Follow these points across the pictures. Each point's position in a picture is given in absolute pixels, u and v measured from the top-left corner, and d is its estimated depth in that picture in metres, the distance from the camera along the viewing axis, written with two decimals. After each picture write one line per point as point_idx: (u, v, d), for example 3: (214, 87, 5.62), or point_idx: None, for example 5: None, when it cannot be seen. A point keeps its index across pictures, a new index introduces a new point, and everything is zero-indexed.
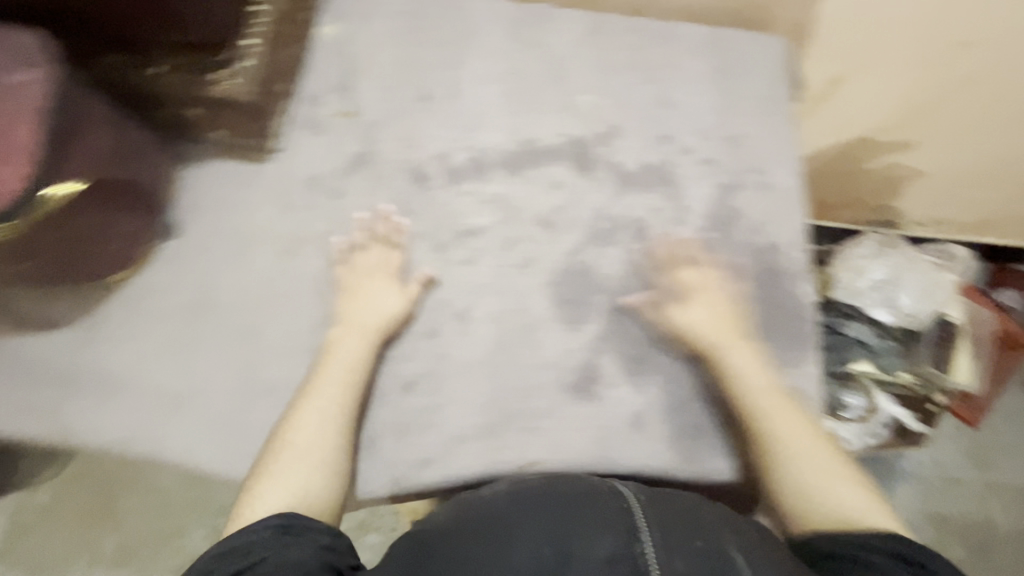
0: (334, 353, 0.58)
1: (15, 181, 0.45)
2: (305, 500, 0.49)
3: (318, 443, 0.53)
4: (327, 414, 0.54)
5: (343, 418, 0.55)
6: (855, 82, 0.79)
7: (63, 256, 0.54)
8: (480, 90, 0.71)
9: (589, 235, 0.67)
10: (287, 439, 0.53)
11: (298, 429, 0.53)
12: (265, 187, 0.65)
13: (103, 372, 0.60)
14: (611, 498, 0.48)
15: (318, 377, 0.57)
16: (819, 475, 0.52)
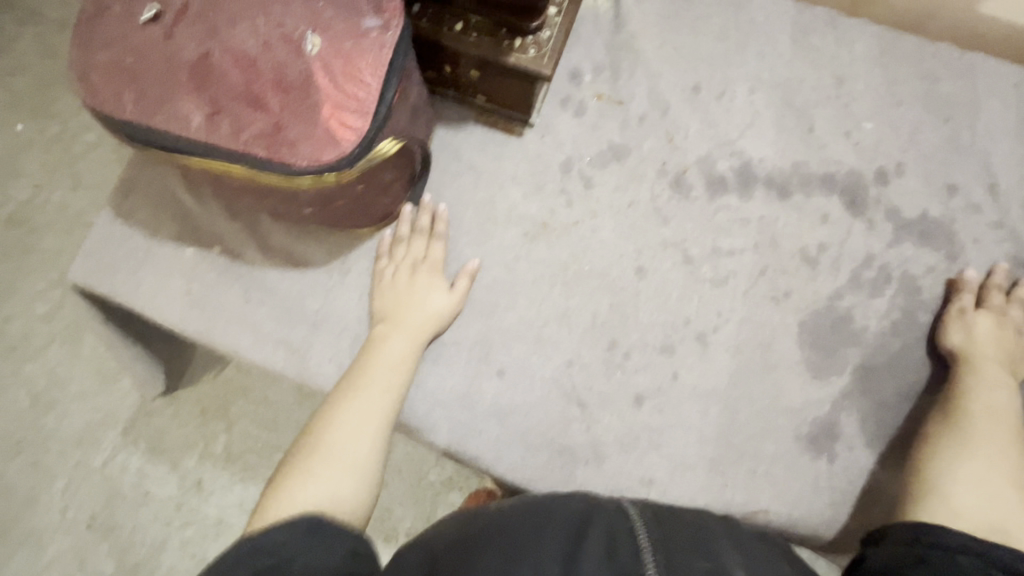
0: (380, 351, 0.53)
1: (360, 133, 0.44)
2: (336, 507, 0.43)
3: (338, 445, 0.46)
4: (373, 418, 0.49)
5: (379, 421, 0.49)
6: None
7: (346, 208, 0.53)
8: (751, 96, 0.66)
9: (851, 280, 0.61)
10: (322, 439, 0.47)
11: (336, 428, 0.47)
12: (518, 162, 0.63)
13: (346, 319, 0.58)
14: (618, 516, 0.44)
15: (369, 373, 0.51)
16: (978, 480, 0.49)
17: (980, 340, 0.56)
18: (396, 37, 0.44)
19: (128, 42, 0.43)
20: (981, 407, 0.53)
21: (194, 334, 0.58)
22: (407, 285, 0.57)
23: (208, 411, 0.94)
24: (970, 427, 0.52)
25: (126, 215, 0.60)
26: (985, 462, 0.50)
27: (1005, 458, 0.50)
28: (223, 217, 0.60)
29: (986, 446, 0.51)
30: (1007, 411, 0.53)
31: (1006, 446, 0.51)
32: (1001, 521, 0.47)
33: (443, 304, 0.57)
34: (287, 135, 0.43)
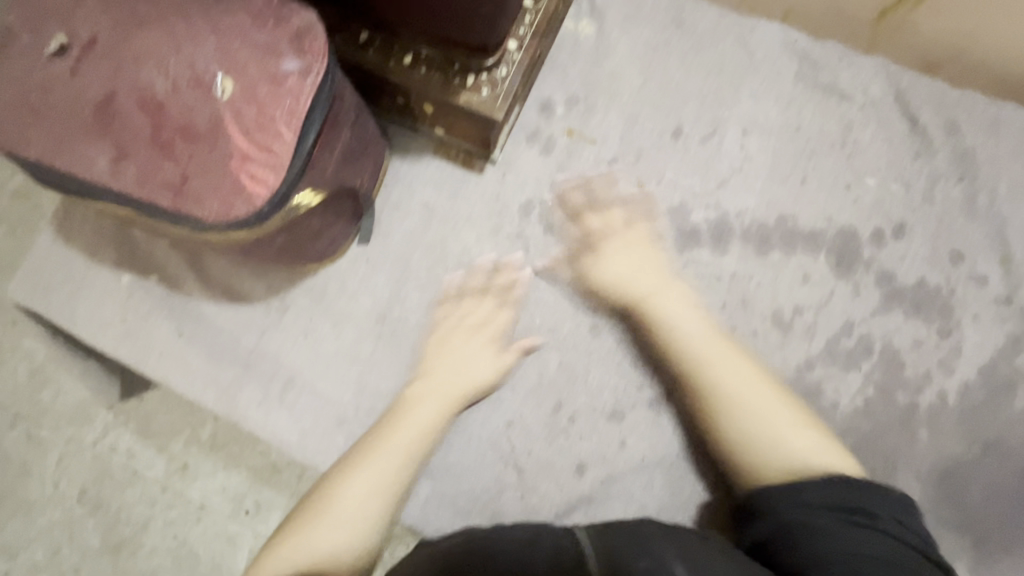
0: (411, 408, 0.51)
1: (271, 189, 0.40)
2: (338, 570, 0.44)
3: (343, 500, 0.46)
4: (382, 483, 0.47)
5: (389, 477, 0.48)
6: None
7: (275, 253, 0.49)
8: (739, 141, 0.60)
9: (824, 353, 0.56)
10: (336, 492, 0.47)
11: (348, 487, 0.47)
12: (477, 202, 0.59)
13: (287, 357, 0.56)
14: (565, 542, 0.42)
15: (393, 432, 0.50)
16: (772, 425, 0.49)
17: (684, 312, 0.54)
18: (316, 83, 0.40)
19: (33, 76, 0.40)
20: (676, 340, 0.53)
21: (126, 364, 0.57)
22: (462, 349, 0.54)
23: None
24: (698, 365, 0.52)
25: (66, 235, 0.58)
26: (775, 403, 0.50)
27: (748, 374, 0.51)
28: (163, 244, 0.57)
29: (725, 376, 0.51)
30: (697, 331, 0.53)
31: (740, 359, 0.52)
32: (775, 437, 0.48)
33: (482, 369, 0.54)
34: (192, 188, 0.40)
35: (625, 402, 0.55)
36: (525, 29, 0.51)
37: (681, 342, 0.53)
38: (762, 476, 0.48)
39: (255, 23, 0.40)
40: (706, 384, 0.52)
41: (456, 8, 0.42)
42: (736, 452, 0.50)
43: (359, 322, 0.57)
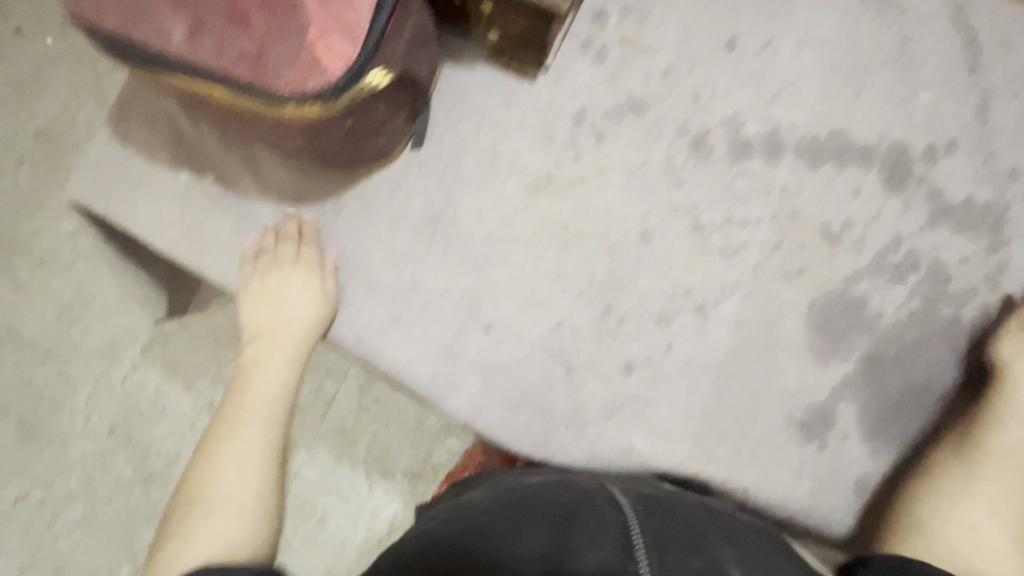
0: (252, 383, 0.53)
1: (347, 62, 0.41)
2: (233, 554, 0.44)
3: (221, 497, 0.47)
4: (254, 459, 0.50)
5: (257, 473, 0.49)
6: None
7: (338, 144, 0.50)
8: (795, 53, 0.59)
9: (871, 265, 0.57)
10: (204, 496, 0.47)
11: (215, 477, 0.48)
12: (529, 108, 0.59)
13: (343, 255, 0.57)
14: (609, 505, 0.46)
15: (242, 415, 0.51)
16: (984, 524, 0.50)
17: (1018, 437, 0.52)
18: None
19: None
20: (1000, 448, 0.52)
21: (185, 261, 0.58)
22: (259, 292, 0.56)
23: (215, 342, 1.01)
24: (984, 469, 0.51)
25: (121, 133, 0.59)
26: (1016, 527, 0.50)
27: (1022, 498, 0.51)
28: (218, 143, 0.58)
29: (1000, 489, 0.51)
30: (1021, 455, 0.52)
31: (1018, 477, 0.51)
32: (975, 545, 0.49)
33: (306, 311, 0.55)
34: (269, 59, 0.40)
35: (672, 306, 0.56)
36: None
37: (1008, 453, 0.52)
38: (935, 552, 0.49)
39: None
40: (995, 480, 0.51)
41: None
42: (939, 529, 0.50)
43: (411, 225, 0.57)
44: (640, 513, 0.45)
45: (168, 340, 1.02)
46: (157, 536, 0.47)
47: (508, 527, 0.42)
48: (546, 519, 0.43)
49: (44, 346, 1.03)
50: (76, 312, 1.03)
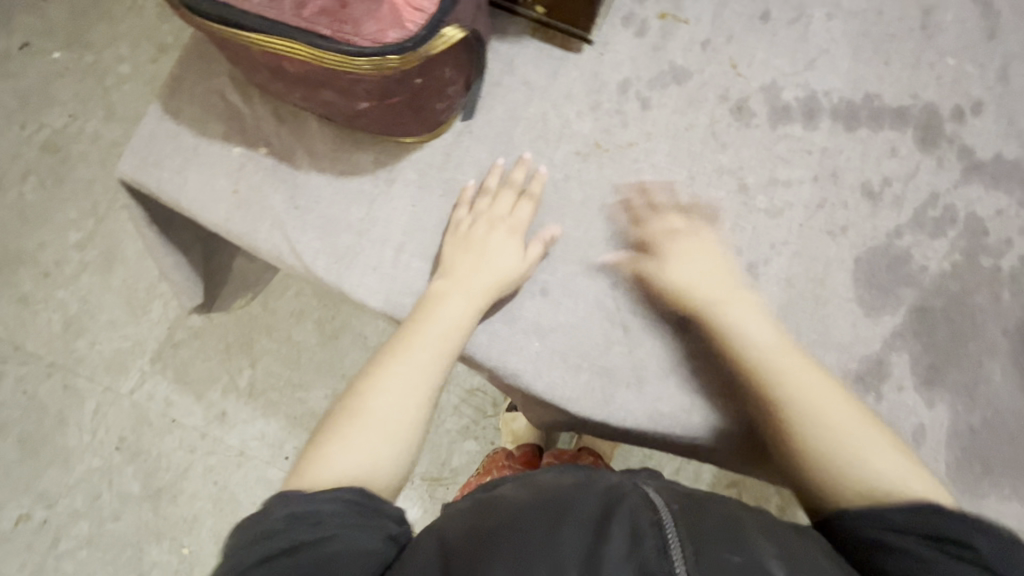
0: (434, 313, 0.52)
1: (426, 16, 0.42)
2: (372, 478, 0.43)
3: (380, 415, 0.46)
4: (417, 387, 0.47)
5: (415, 403, 0.47)
6: None
7: (402, 107, 0.51)
8: (828, 23, 0.62)
9: (913, 221, 0.58)
10: (363, 406, 0.46)
11: (379, 394, 0.46)
12: (574, 80, 0.60)
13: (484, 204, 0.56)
14: (642, 506, 0.40)
15: (416, 344, 0.49)
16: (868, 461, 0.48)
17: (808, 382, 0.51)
18: None
19: None
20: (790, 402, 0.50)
21: (237, 235, 0.58)
22: (483, 241, 0.54)
23: (235, 345, 1.00)
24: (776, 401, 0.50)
25: (173, 112, 0.59)
26: (871, 433, 0.49)
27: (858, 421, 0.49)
28: (271, 119, 0.59)
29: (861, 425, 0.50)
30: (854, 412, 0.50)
31: (843, 402, 0.50)
32: (832, 456, 0.48)
33: (511, 265, 0.54)
34: (350, 12, 0.42)
35: (725, 265, 0.57)
36: None
37: (788, 396, 0.50)
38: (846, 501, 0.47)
39: None
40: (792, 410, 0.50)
41: None
42: (829, 487, 0.48)
43: (465, 193, 0.58)
44: (678, 516, 0.39)
45: (188, 341, 1.00)
46: (313, 434, 0.46)
47: (544, 541, 0.38)
48: (565, 531, 0.38)
49: (59, 351, 1.01)
50: (93, 316, 1.02)
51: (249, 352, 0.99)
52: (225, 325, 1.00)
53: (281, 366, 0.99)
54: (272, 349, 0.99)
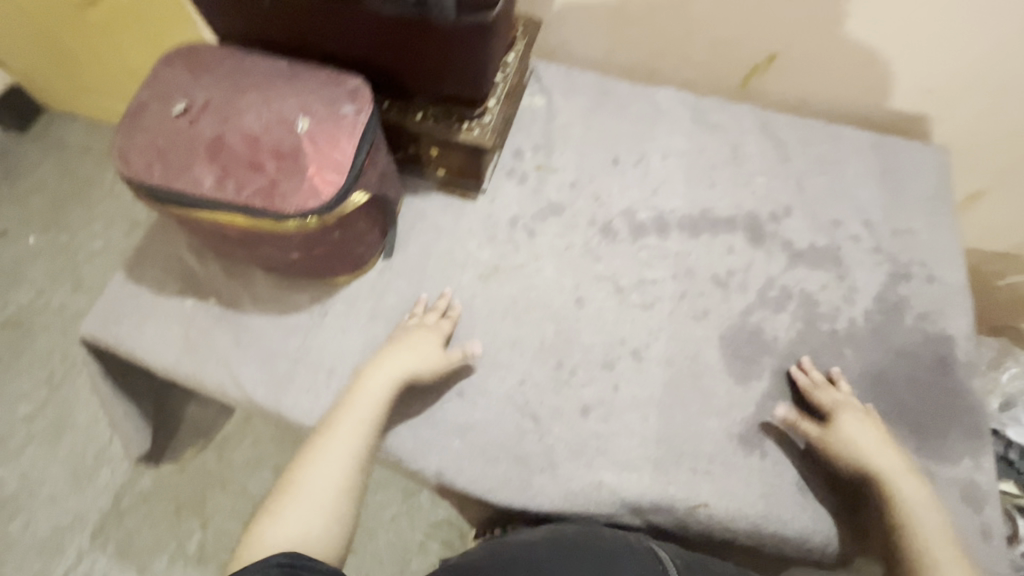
0: (359, 389, 0.60)
1: (337, 187, 0.56)
2: (310, 544, 0.50)
3: (317, 483, 0.53)
4: (348, 458, 0.55)
5: (343, 482, 0.54)
6: (962, 156, 0.94)
7: (326, 254, 0.63)
8: (664, 161, 0.81)
9: (758, 300, 0.71)
10: (302, 474, 0.54)
11: (315, 462, 0.54)
12: (472, 220, 0.75)
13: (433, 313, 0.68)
14: (649, 558, 0.47)
15: (348, 415, 0.58)
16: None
17: (925, 520, 0.54)
18: (366, 118, 0.58)
19: (161, 129, 0.57)
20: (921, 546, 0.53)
21: (187, 375, 0.66)
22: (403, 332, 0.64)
23: (185, 501, 0.99)
24: (931, 565, 0.52)
25: (135, 277, 0.70)
26: None
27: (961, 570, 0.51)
28: (220, 274, 0.70)
29: (944, 560, 0.52)
30: (937, 531, 0.54)
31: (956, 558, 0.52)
32: None
33: (429, 355, 0.63)
34: (277, 190, 0.55)
35: (613, 353, 0.67)
36: (500, 93, 0.72)
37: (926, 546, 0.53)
38: None
39: (322, 87, 0.60)
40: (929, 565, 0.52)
41: (462, 71, 0.63)
42: None
43: (388, 317, 0.69)
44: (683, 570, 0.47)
45: (135, 507, 0.99)
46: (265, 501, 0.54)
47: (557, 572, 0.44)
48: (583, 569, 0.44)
49: None
50: (37, 487, 1.01)
51: (200, 508, 0.99)
52: (176, 482, 1.01)
53: (233, 517, 0.98)
54: (223, 502, 0.99)
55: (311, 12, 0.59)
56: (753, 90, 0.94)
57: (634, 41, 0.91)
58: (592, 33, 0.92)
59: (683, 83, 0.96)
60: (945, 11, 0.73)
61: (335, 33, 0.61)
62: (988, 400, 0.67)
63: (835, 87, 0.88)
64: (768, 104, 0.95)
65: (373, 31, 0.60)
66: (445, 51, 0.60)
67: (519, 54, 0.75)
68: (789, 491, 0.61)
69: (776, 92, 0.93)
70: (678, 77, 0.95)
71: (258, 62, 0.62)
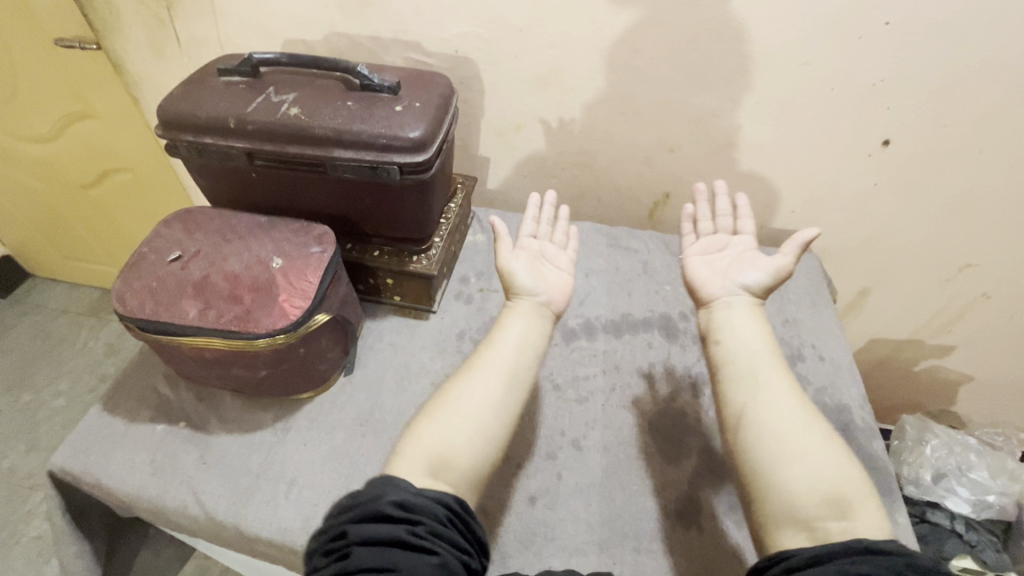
0: (504, 324, 0.67)
1: (303, 309, 0.67)
2: (457, 456, 0.56)
3: (463, 403, 0.60)
4: (492, 383, 0.61)
5: (491, 400, 0.60)
6: (832, 259, 1.16)
7: (292, 370, 0.72)
8: (587, 278, 0.96)
9: (679, 387, 0.81)
10: (454, 394, 0.61)
11: (464, 388, 0.61)
12: (425, 336, 0.86)
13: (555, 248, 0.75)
14: None
15: (492, 347, 0.65)
16: (799, 453, 0.55)
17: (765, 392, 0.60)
18: (330, 254, 0.72)
19: (156, 272, 0.69)
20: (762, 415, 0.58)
21: (148, 498, 0.68)
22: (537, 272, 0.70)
23: None
24: (766, 428, 0.57)
25: (109, 409, 0.76)
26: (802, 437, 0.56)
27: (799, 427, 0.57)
28: (193, 400, 0.77)
29: (783, 418, 0.57)
30: (780, 397, 0.59)
31: (790, 415, 0.58)
32: (777, 467, 0.54)
33: (561, 280, 0.71)
34: (252, 314, 0.65)
35: (554, 444, 0.74)
36: (444, 231, 0.88)
37: (763, 412, 0.58)
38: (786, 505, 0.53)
39: (294, 234, 0.74)
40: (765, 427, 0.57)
41: (408, 216, 0.79)
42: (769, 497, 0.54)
43: (347, 427, 0.75)
44: None
45: None
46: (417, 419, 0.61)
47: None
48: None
49: None
50: None
51: None
52: None
53: None
54: None
55: (289, 179, 0.76)
56: (658, 220, 1.15)
57: (556, 188, 1.13)
58: (521, 185, 1.14)
59: (602, 219, 1.18)
60: (780, 154, 0.99)
61: (307, 193, 0.78)
62: (890, 460, 0.76)
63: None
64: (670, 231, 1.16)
65: (337, 190, 0.76)
66: (394, 202, 0.77)
67: (459, 202, 0.94)
68: (728, 562, 0.65)
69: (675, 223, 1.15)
70: (597, 214, 1.17)
71: (243, 219, 0.76)
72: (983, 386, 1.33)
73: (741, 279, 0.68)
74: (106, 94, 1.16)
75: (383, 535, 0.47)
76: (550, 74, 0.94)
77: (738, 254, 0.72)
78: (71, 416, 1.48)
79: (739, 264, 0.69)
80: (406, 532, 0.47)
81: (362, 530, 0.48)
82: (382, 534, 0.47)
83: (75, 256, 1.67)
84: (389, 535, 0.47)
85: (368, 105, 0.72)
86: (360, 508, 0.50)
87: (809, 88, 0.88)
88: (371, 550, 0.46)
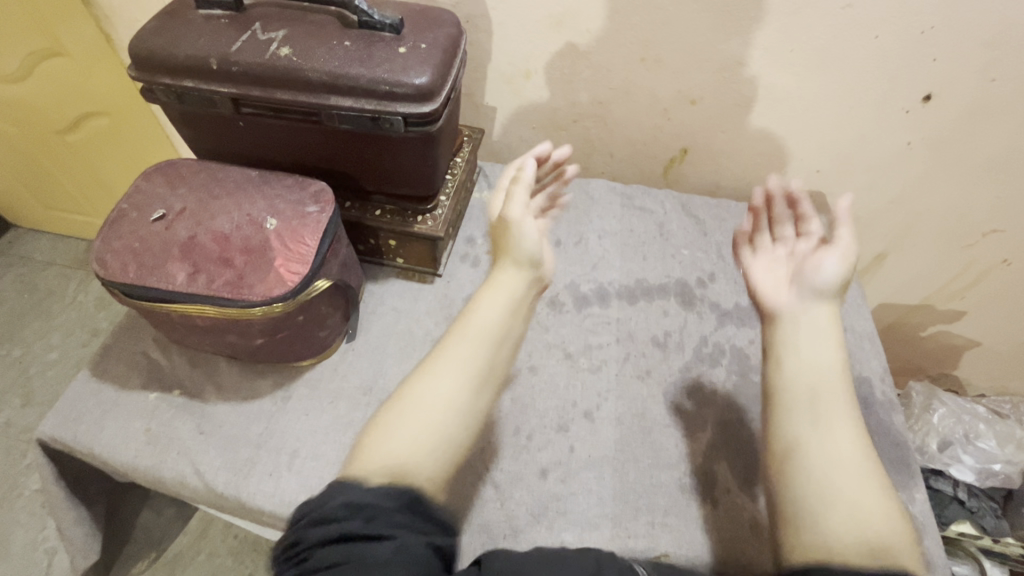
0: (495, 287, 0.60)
1: (302, 274, 0.62)
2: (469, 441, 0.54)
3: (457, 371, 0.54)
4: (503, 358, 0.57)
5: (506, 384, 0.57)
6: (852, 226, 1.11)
7: (291, 338, 0.68)
8: (601, 241, 0.91)
9: (694, 356, 0.78)
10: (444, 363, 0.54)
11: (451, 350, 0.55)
12: (430, 301, 0.82)
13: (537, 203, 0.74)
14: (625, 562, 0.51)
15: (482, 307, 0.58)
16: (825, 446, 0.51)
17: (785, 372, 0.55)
18: (328, 213, 0.66)
19: (138, 232, 0.63)
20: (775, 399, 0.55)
21: (145, 469, 0.66)
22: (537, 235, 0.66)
23: None
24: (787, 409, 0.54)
25: (99, 371, 0.72)
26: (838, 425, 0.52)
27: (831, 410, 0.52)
28: (186, 367, 0.73)
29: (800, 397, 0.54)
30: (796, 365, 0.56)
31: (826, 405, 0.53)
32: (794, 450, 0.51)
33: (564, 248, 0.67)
34: (246, 280, 0.60)
35: (566, 416, 0.72)
36: (450, 188, 0.82)
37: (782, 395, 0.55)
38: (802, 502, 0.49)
39: (288, 191, 0.68)
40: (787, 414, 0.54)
41: (412, 171, 0.73)
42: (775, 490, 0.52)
43: (350, 397, 0.72)
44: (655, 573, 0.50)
45: None
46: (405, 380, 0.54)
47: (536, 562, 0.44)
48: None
49: None
50: None
51: None
52: None
53: None
54: None
55: (281, 130, 0.69)
56: (675, 178, 1.09)
57: (566, 142, 1.06)
58: (530, 138, 1.07)
59: (615, 177, 1.12)
60: (806, 109, 0.91)
61: (302, 145, 0.71)
62: (909, 435, 0.74)
63: (738, 172, 1.04)
64: (689, 190, 1.10)
65: (334, 142, 0.70)
66: (398, 154, 0.70)
67: (464, 158, 0.87)
68: (743, 538, 0.63)
69: (694, 180, 1.09)
70: (610, 170, 1.10)
71: (231, 172, 0.70)
72: (989, 352, 1.31)
73: (810, 284, 0.59)
74: (74, 29, 1.05)
75: (331, 535, 0.42)
76: (565, 14, 0.85)
77: (803, 258, 0.63)
78: (63, 372, 1.44)
79: (805, 268, 0.61)
80: (355, 524, 0.42)
81: (311, 532, 0.43)
82: (330, 534, 0.42)
83: (58, 206, 1.59)
84: (337, 533, 0.42)
85: (367, 45, 0.64)
86: (307, 510, 0.45)
87: (848, 35, 0.80)
88: (320, 554, 0.41)
